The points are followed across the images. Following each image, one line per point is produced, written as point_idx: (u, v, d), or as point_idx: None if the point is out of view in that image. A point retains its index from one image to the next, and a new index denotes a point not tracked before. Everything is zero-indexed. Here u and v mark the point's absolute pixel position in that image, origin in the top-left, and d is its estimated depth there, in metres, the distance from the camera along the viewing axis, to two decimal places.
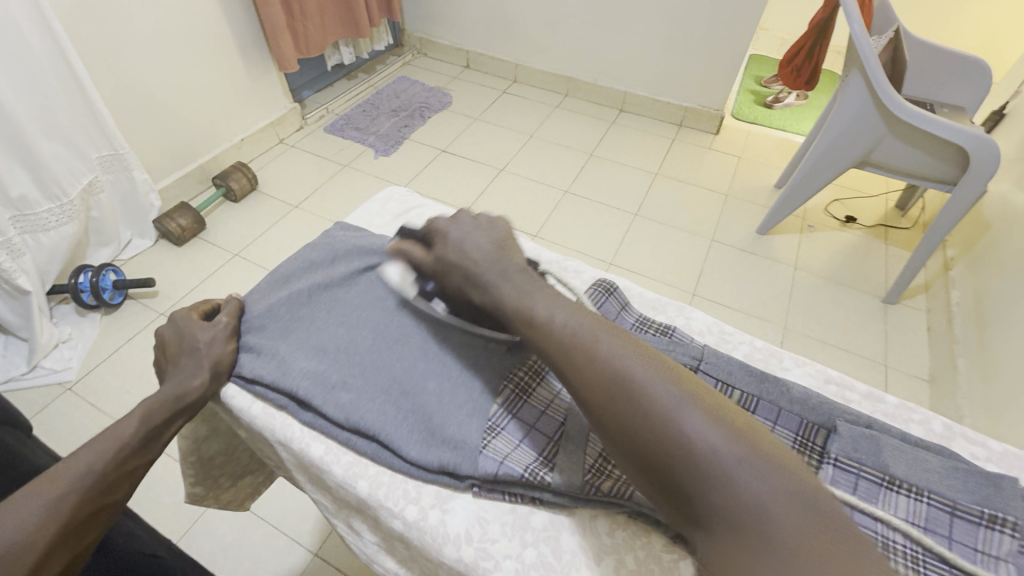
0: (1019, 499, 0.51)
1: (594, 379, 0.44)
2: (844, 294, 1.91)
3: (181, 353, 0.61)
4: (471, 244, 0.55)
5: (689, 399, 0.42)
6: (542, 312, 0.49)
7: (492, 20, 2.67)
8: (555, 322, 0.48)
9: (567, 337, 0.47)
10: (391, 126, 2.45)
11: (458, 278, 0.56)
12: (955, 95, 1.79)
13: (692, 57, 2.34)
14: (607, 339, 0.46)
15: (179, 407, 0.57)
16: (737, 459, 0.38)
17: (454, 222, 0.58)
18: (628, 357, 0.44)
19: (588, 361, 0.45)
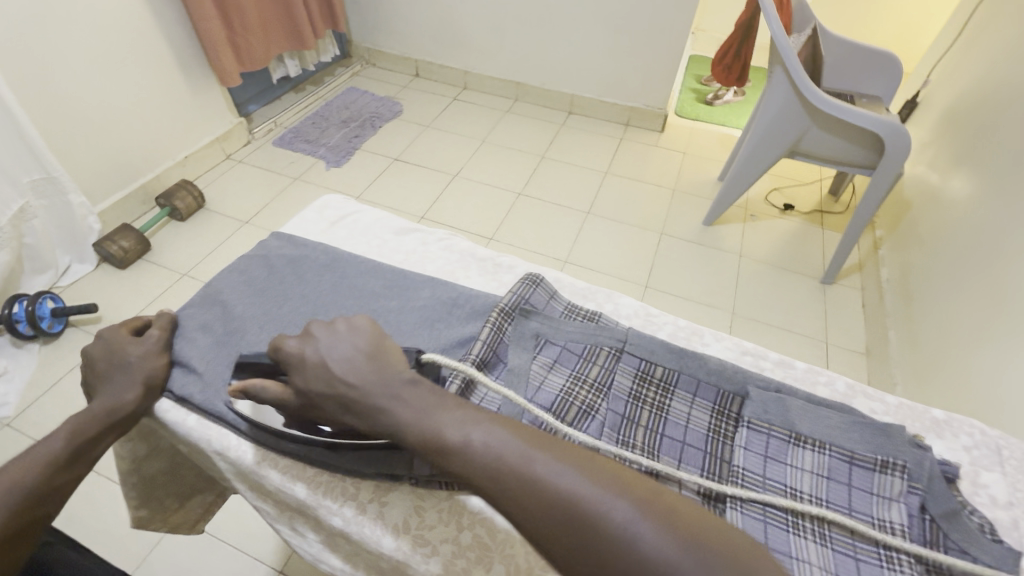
0: (907, 445, 0.56)
1: (533, 508, 0.41)
2: (787, 278, 2.01)
3: (110, 369, 0.60)
4: (337, 365, 0.50)
5: (634, 508, 0.40)
6: (458, 437, 0.45)
7: (438, 29, 2.69)
8: (474, 445, 0.44)
9: (490, 461, 0.43)
10: (341, 137, 2.44)
11: (335, 406, 0.49)
12: (871, 87, 1.92)
13: (634, 58, 2.42)
14: (534, 457, 0.43)
15: (110, 423, 0.57)
16: (693, 564, 0.37)
17: (308, 341, 0.52)
18: (560, 473, 0.42)
19: (521, 485, 0.42)
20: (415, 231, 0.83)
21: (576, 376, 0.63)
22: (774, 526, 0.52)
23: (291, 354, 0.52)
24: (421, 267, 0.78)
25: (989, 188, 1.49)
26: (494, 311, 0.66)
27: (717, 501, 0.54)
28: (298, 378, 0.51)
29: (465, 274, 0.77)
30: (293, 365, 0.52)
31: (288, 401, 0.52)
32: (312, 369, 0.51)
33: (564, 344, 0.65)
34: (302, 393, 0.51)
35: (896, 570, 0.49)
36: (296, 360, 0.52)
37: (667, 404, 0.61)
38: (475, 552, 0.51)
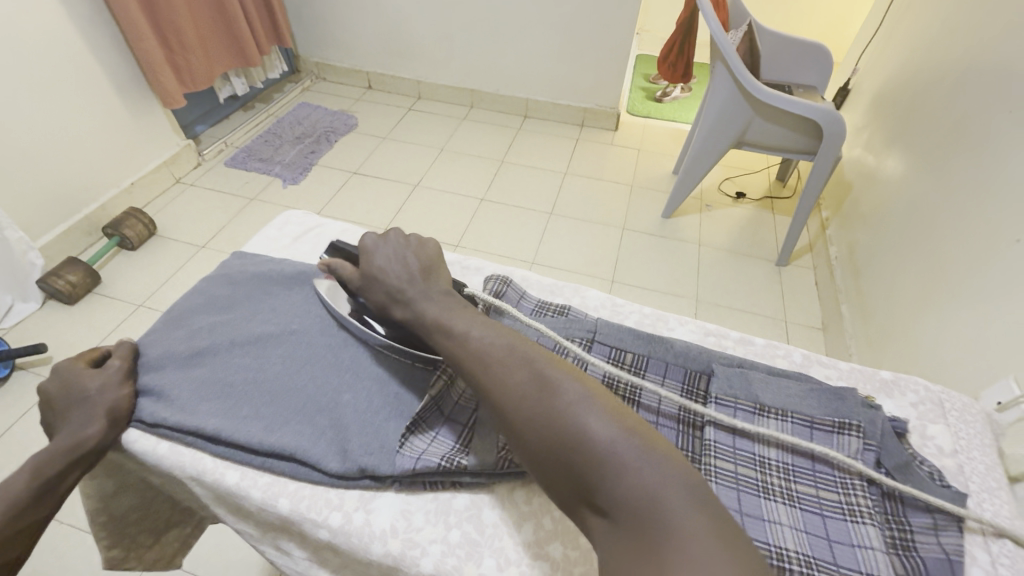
0: (860, 405, 0.60)
1: (504, 389, 0.48)
2: (745, 263, 2.10)
3: (67, 403, 0.58)
4: (394, 262, 0.61)
5: (590, 399, 0.45)
6: (461, 331, 0.53)
7: (388, 40, 2.69)
8: (470, 338, 0.52)
9: (482, 349, 0.51)
10: (297, 153, 2.40)
11: (382, 295, 0.61)
12: (806, 76, 2.04)
13: (583, 61, 2.48)
14: (518, 349, 0.50)
15: (70, 460, 0.54)
16: (630, 450, 0.41)
17: (382, 240, 0.64)
18: (536, 362, 0.49)
19: (501, 368, 0.49)
20: None
21: None
22: (746, 494, 0.54)
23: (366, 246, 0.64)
24: None
25: (919, 164, 1.60)
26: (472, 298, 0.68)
27: None
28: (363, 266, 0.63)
29: None
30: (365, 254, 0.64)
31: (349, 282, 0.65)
32: (372, 261, 0.62)
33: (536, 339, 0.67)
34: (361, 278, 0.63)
35: (860, 522, 0.53)
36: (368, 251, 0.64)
37: (639, 388, 0.63)
38: (464, 549, 0.52)
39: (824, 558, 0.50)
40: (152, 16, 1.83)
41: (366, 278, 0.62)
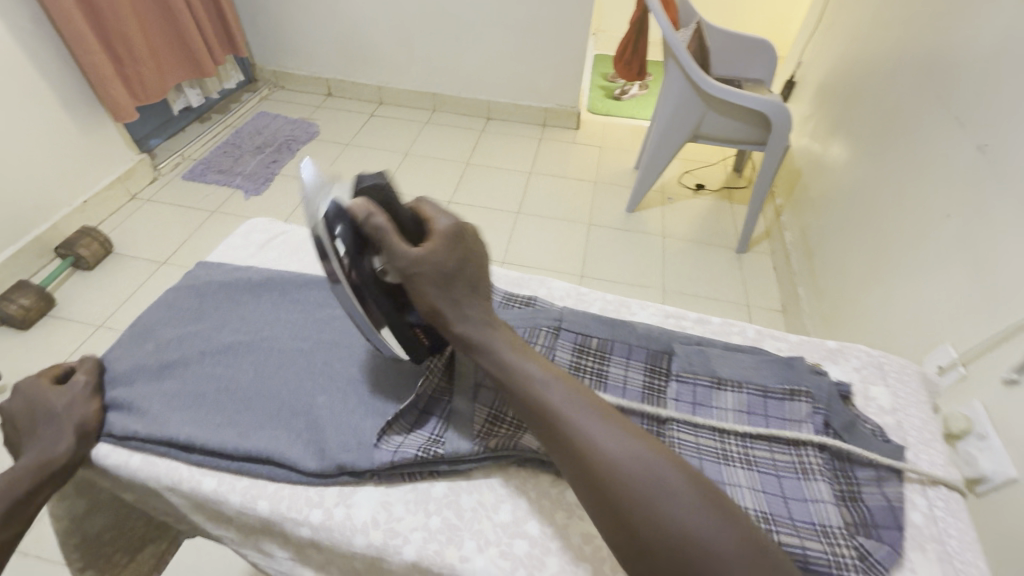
0: (807, 373, 0.65)
1: (602, 457, 0.45)
2: (707, 252, 2.18)
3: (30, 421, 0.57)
4: (468, 272, 0.55)
5: (691, 487, 0.44)
6: (547, 384, 0.50)
7: (346, 47, 2.68)
8: (557, 398, 0.49)
9: (572, 410, 0.48)
10: (257, 164, 2.36)
11: (444, 300, 0.54)
12: (754, 71, 2.13)
13: (541, 62, 2.53)
14: (613, 419, 0.48)
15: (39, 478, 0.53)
16: (733, 554, 0.41)
17: (460, 240, 0.56)
18: (632, 438, 0.46)
19: (593, 437, 0.46)
20: None
21: None
22: (708, 461, 0.58)
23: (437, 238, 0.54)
24: None
25: (862, 151, 1.69)
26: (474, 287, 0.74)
27: None
28: (425, 259, 0.53)
29: None
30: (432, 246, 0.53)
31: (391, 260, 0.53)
32: (442, 262, 0.53)
33: None
34: (416, 270, 0.53)
35: (812, 479, 0.57)
36: (437, 245, 0.53)
37: (606, 370, 0.66)
38: (445, 535, 0.53)
39: (781, 514, 0.54)
40: (99, 28, 1.78)
41: (424, 273, 0.53)
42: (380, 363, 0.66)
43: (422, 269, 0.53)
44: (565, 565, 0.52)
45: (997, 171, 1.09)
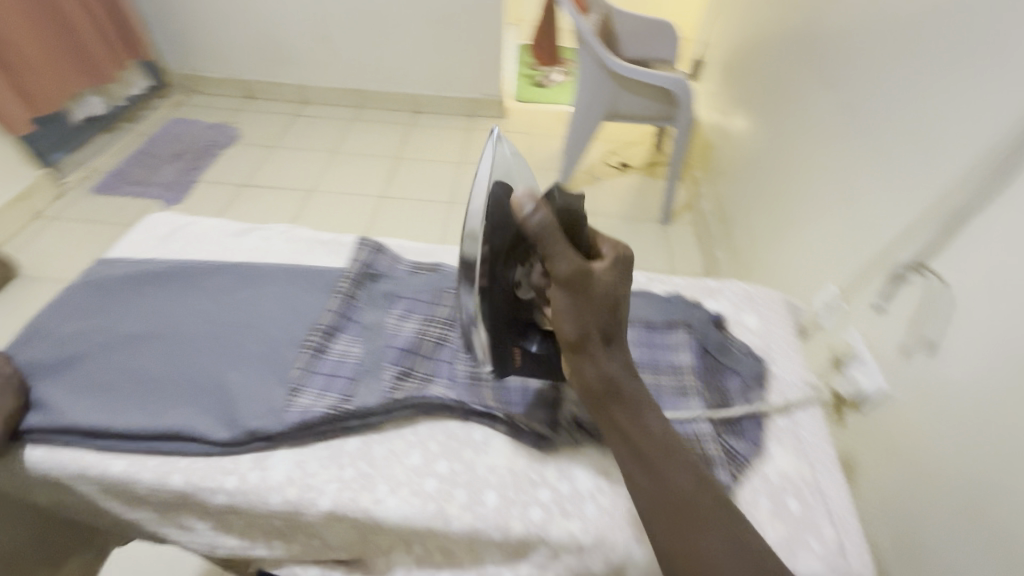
0: (684, 307, 0.74)
1: (706, 552, 0.45)
2: (635, 226, 2.29)
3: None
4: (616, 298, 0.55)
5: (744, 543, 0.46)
6: (688, 483, 0.48)
7: (262, 46, 2.60)
8: (651, 426, 0.51)
9: (660, 442, 0.50)
10: (176, 172, 2.26)
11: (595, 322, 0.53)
12: (661, 51, 2.25)
13: (463, 53, 2.56)
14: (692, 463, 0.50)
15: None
16: None
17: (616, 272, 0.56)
18: (707, 486, 0.49)
19: (671, 469, 0.49)
20: (254, 230, 0.86)
21: (428, 318, 0.71)
22: None
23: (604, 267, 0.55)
24: (268, 260, 0.80)
25: (759, 119, 1.83)
26: (409, 261, 0.80)
27: (556, 385, 0.66)
28: (595, 284, 0.53)
29: (314, 257, 0.82)
30: (601, 273, 0.54)
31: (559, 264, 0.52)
32: (604, 292, 0.54)
33: (412, 295, 0.74)
34: (577, 288, 0.52)
35: (690, 395, 0.65)
36: (603, 274, 0.54)
37: None
38: (359, 483, 0.57)
39: None
40: None
41: (583, 289, 0.52)
42: (292, 335, 0.68)
43: (585, 290, 0.53)
44: (474, 495, 0.57)
45: (858, 126, 1.22)
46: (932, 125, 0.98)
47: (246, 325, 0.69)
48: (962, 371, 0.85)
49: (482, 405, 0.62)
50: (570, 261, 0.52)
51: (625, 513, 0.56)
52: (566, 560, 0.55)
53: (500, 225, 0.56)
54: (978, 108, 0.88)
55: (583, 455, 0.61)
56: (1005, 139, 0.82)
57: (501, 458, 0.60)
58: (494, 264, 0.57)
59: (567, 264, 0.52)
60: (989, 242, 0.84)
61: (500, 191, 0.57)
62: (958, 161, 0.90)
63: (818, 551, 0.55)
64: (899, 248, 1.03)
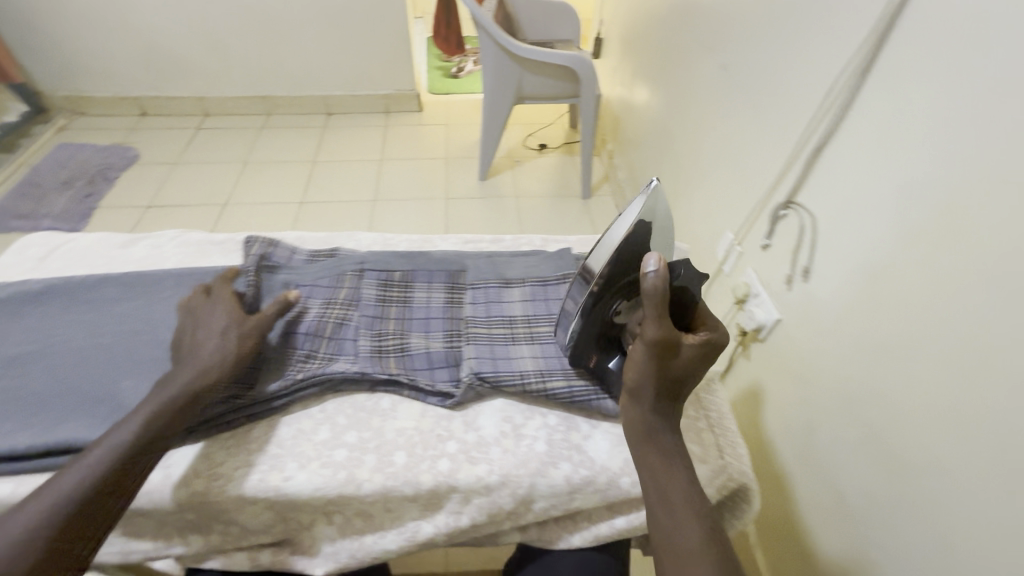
0: (574, 261, 0.79)
1: None
2: (559, 203, 2.33)
3: (185, 342, 0.60)
4: (686, 371, 0.57)
5: None
6: (694, 541, 0.48)
7: (149, 58, 2.45)
8: (675, 475, 0.53)
9: (679, 491, 0.52)
10: (68, 200, 2.10)
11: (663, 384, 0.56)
12: (560, 32, 2.31)
13: (367, 49, 2.52)
14: (706, 520, 0.50)
15: (199, 381, 0.56)
16: None
17: (698, 356, 0.57)
18: (713, 543, 0.48)
19: (680, 517, 0.50)
20: (142, 239, 0.83)
21: (329, 300, 0.72)
22: (498, 344, 0.68)
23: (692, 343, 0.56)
24: (158, 266, 0.79)
25: (654, 88, 1.93)
26: (311, 251, 0.81)
27: (458, 345, 0.69)
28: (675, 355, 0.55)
29: (208, 257, 0.81)
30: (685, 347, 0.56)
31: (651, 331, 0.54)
32: (680, 365, 0.56)
33: (312, 281, 0.74)
34: (655, 354, 0.55)
35: None
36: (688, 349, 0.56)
37: (411, 295, 0.74)
38: (267, 464, 0.58)
39: (556, 368, 0.66)
40: None
41: (662, 358, 0.55)
42: None
43: (663, 358, 0.55)
44: (383, 459, 0.59)
45: (729, 83, 1.32)
46: (782, 75, 1.08)
47: (137, 331, 0.67)
48: (830, 290, 0.93)
49: (387, 372, 0.64)
50: (660, 327, 0.55)
51: (527, 449, 0.60)
52: (477, 501, 0.59)
53: (626, 262, 0.58)
54: (812, 55, 0.98)
55: (487, 405, 0.65)
56: (841, 79, 0.90)
57: (409, 420, 0.63)
58: (606, 290, 0.58)
59: (655, 329, 0.55)
60: (838, 170, 0.91)
61: (642, 234, 0.58)
62: (805, 104, 1.00)
63: (700, 456, 0.64)
64: (774, 190, 1.11)
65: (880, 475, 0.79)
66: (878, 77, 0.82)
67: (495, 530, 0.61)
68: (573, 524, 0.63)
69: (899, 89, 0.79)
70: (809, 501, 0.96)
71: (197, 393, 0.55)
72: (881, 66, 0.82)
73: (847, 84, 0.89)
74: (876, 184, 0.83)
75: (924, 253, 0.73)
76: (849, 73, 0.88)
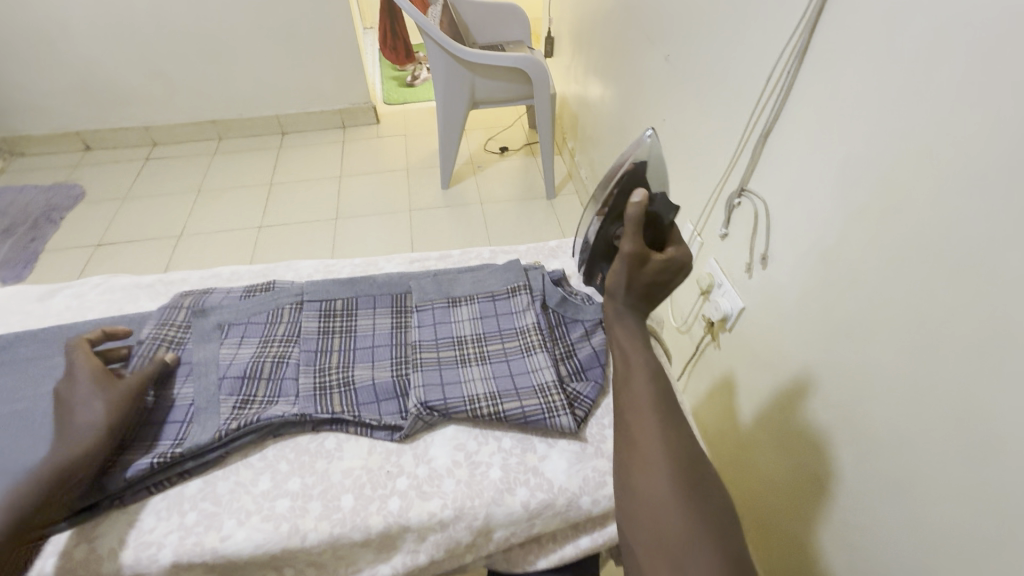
0: (524, 271, 0.77)
1: (638, 435, 0.52)
2: (525, 205, 2.30)
3: (61, 417, 0.56)
4: (651, 276, 0.57)
5: (667, 436, 0.51)
6: (645, 404, 0.54)
7: (88, 90, 2.36)
8: (625, 338, 0.58)
9: (628, 350, 0.57)
10: (11, 247, 1.99)
11: (637, 292, 0.58)
12: (511, 33, 2.29)
13: (318, 65, 2.47)
14: (649, 375, 0.56)
15: (76, 456, 0.52)
16: (669, 484, 0.49)
17: (670, 271, 0.57)
18: (651, 391, 0.55)
19: (628, 373, 0.56)
20: (64, 288, 0.80)
21: (266, 339, 0.68)
22: (446, 368, 0.65)
23: (667, 258, 0.57)
24: (81, 316, 0.76)
25: (606, 83, 1.92)
26: (245, 286, 0.77)
27: (406, 372, 0.65)
28: (648, 267, 0.57)
29: (136, 303, 0.78)
30: (658, 260, 0.57)
31: (625, 247, 0.56)
32: (652, 278, 0.57)
33: (246, 319, 0.70)
34: (629, 264, 0.56)
35: (533, 353, 0.66)
36: (661, 262, 0.57)
37: (354, 324, 0.71)
38: (202, 525, 0.54)
39: (507, 387, 0.63)
40: None
41: (634, 272, 0.56)
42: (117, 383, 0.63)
43: (637, 270, 0.57)
44: (328, 506, 0.56)
45: (675, 74, 1.31)
46: (723, 63, 1.07)
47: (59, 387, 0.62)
48: (787, 275, 0.92)
49: (329, 411, 0.61)
50: (637, 243, 0.56)
51: (481, 478, 0.58)
52: (433, 538, 0.56)
53: (622, 192, 0.64)
54: (751, 42, 0.97)
55: (439, 434, 0.62)
56: (780, 65, 0.89)
57: (356, 459, 0.60)
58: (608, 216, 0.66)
59: (631, 243, 0.56)
60: (784, 156, 0.91)
61: (641, 171, 0.64)
62: (748, 92, 0.99)
63: None
64: (726, 179, 1.10)
65: (847, 444, 0.78)
66: (813, 60, 0.82)
67: (456, 563, 0.58)
68: (539, 547, 0.60)
69: (834, 72, 0.78)
70: (786, 486, 0.94)
71: (73, 470, 0.51)
72: (816, 51, 0.81)
73: (787, 70, 0.87)
74: (820, 167, 0.82)
75: (869, 233, 0.73)
76: (788, 59, 0.87)
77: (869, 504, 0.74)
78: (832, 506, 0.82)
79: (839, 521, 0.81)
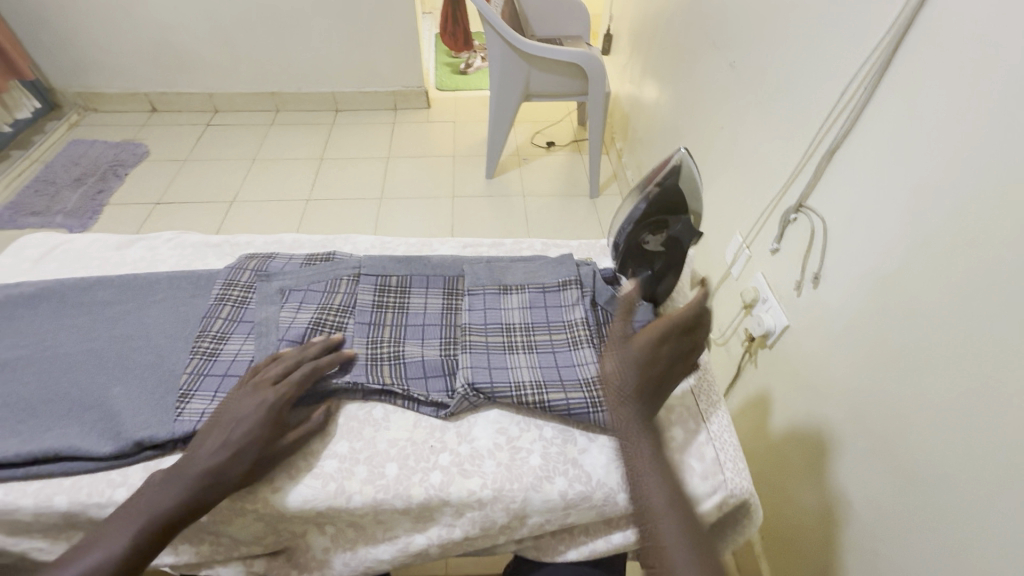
0: (575, 266, 0.77)
1: (666, 559, 0.47)
2: (568, 201, 2.29)
3: (216, 426, 0.56)
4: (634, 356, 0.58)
5: (698, 558, 0.47)
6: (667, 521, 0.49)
7: (158, 54, 2.46)
8: (638, 442, 0.54)
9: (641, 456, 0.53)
10: (80, 197, 2.11)
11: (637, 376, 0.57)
12: (570, 28, 2.28)
13: (377, 46, 2.50)
14: (666, 485, 0.51)
15: (198, 495, 0.51)
16: None
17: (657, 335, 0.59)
18: (670, 505, 0.50)
19: (643, 481, 0.52)
20: (139, 240, 0.85)
21: (323, 306, 0.70)
22: (494, 353, 0.66)
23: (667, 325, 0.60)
24: (153, 267, 0.81)
25: (663, 85, 1.88)
26: (309, 255, 0.80)
27: (454, 353, 0.67)
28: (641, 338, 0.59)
29: (203, 260, 0.83)
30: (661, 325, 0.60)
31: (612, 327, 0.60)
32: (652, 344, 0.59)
33: (306, 286, 0.73)
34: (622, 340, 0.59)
35: (581, 347, 0.67)
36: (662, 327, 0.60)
37: (407, 301, 0.73)
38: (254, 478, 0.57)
39: (552, 379, 0.64)
40: None
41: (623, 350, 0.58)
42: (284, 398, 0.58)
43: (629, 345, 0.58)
44: (372, 473, 0.58)
45: (739, 82, 1.28)
46: (793, 75, 1.04)
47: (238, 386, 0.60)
48: (840, 297, 0.90)
49: (379, 382, 0.63)
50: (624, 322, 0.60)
51: (521, 463, 0.59)
52: (470, 515, 0.57)
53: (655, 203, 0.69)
54: (826, 54, 0.94)
55: (482, 416, 0.64)
56: (855, 82, 0.86)
57: (401, 431, 0.62)
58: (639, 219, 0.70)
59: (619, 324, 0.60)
60: (849, 176, 0.88)
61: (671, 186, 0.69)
62: (817, 106, 0.96)
63: (699, 471, 0.61)
64: (783, 193, 1.07)
65: (885, 477, 0.76)
66: (893, 79, 0.79)
67: (488, 543, 0.60)
68: (570, 538, 0.61)
69: (915, 94, 0.75)
70: (816, 514, 0.91)
71: (193, 511, 0.51)
72: (899, 69, 0.78)
73: (864, 86, 0.84)
74: (888, 190, 0.80)
75: (933, 263, 0.71)
76: (865, 76, 0.83)
77: (903, 539, 0.72)
78: (863, 538, 0.80)
79: (870, 557, 0.78)
